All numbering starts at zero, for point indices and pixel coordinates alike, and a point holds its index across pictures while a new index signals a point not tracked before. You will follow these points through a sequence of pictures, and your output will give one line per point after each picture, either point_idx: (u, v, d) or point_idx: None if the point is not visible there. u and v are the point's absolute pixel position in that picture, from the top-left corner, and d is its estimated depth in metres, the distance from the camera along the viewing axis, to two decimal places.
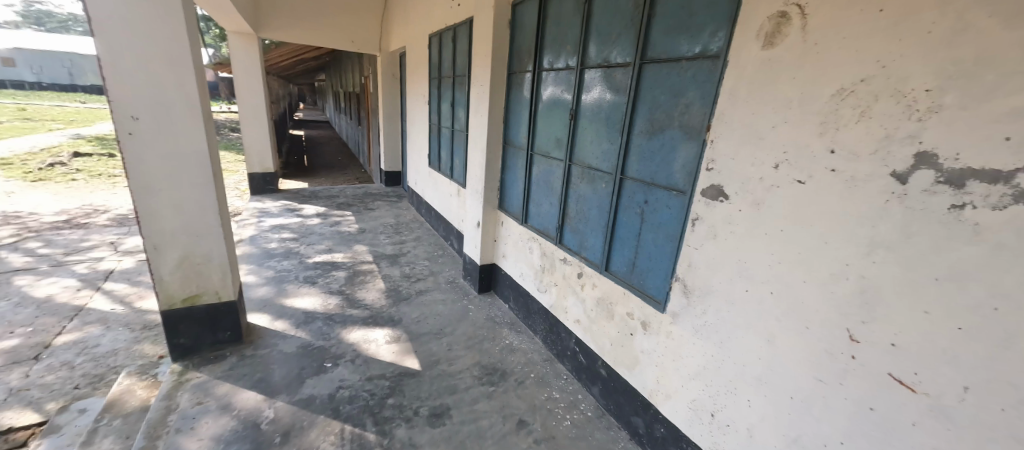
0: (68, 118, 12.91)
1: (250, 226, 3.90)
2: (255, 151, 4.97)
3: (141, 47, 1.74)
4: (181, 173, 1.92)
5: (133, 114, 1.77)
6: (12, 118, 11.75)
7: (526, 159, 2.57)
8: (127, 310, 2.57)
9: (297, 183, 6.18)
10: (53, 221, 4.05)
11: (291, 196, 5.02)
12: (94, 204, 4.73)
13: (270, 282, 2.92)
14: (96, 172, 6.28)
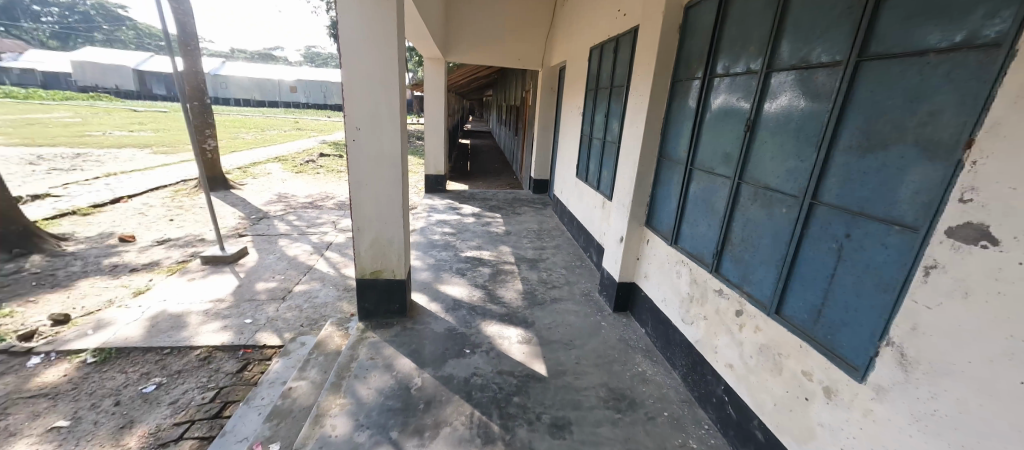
0: (320, 128, 17.89)
1: (422, 219, 4.65)
2: (433, 156, 5.89)
3: (367, 74, 2.24)
4: (381, 172, 2.40)
5: (357, 125, 2.30)
6: (292, 129, 16.96)
7: (683, 174, 2.33)
8: (336, 273, 3.35)
9: (459, 185, 7.10)
10: (304, 202, 5.64)
11: (455, 196, 5.78)
12: (327, 191, 6.40)
13: (432, 268, 3.40)
14: (331, 167, 8.45)
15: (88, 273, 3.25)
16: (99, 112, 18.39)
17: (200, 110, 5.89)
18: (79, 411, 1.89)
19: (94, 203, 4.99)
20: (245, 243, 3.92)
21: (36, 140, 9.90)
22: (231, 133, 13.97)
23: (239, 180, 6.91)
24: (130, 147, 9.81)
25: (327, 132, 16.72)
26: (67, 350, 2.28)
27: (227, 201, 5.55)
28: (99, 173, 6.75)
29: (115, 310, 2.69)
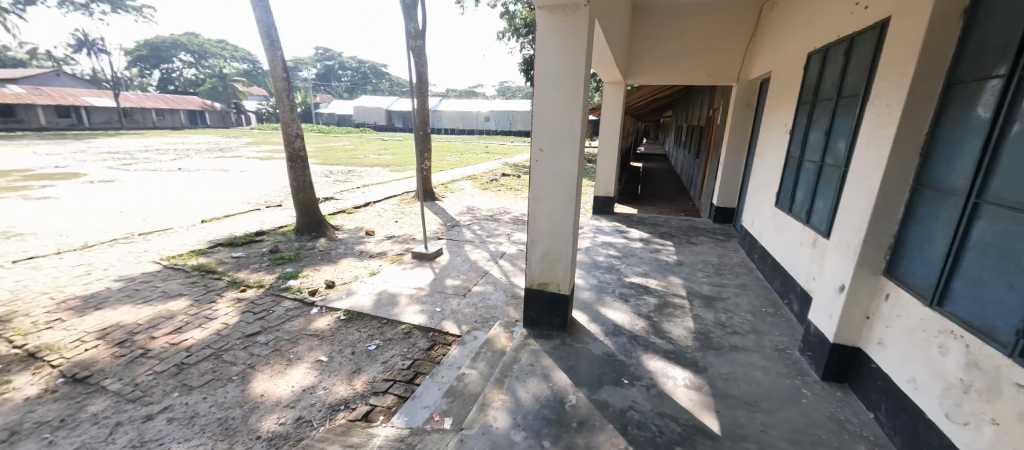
0: (503, 151, 20.53)
1: (587, 239, 4.74)
2: (603, 178, 5.97)
3: (554, 98, 2.43)
4: (557, 190, 2.54)
5: (541, 147, 2.52)
6: (483, 152, 20.01)
7: (964, 210, 1.53)
8: (507, 280, 3.68)
9: (627, 209, 6.95)
10: (486, 214, 6.51)
11: (623, 219, 5.70)
12: (504, 206, 7.21)
13: (594, 289, 3.39)
14: (510, 185, 9.50)
15: (347, 254, 4.54)
16: (365, 141, 26.06)
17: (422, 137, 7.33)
18: (333, 352, 2.60)
19: (355, 205, 6.99)
20: (441, 244, 4.75)
21: (332, 160, 14.69)
22: (439, 156, 17.49)
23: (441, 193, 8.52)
24: (379, 165, 13.45)
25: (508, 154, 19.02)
26: (331, 306, 3.19)
27: (432, 210, 6.91)
28: (361, 184, 9.46)
29: (358, 284, 3.64)
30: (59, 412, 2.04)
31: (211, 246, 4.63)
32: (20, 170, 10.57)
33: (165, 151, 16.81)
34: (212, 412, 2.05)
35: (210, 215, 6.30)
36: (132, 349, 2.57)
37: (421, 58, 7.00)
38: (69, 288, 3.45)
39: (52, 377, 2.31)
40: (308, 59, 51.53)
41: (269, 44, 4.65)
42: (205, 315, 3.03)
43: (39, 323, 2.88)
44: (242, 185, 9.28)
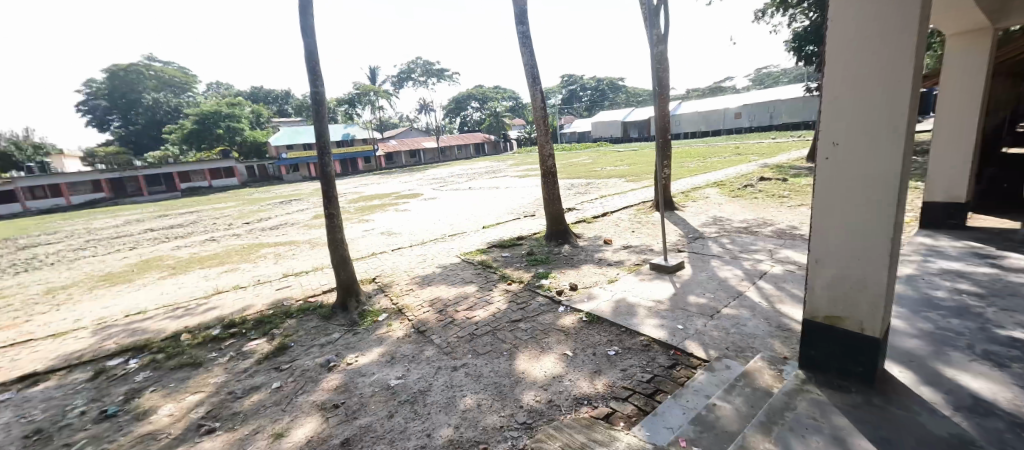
0: (759, 151, 17.27)
1: (912, 265, 3.38)
2: (942, 178, 4.14)
3: (857, 62, 1.66)
4: (861, 199, 1.74)
5: (832, 139, 1.79)
6: (733, 154, 17.52)
7: None
8: (771, 307, 3.00)
9: (999, 222, 4.47)
10: (739, 226, 5.64)
11: (989, 239, 3.76)
12: (763, 217, 6.01)
13: (927, 338, 2.30)
14: (770, 192, 7.84)
15: (587, 261, 4.92)
16: (601, 155, 27.93)
17: (662, 145, 7.02)
18: (577, 349, 2.81)
19: (594, 216, 7.53)
20: (683, 258, 4.42)
21: (574, 175, 16.40)
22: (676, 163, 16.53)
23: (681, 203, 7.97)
24: (615, 177, 14.01)
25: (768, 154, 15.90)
26: (575, 307, 3.51)
27: (669, 220, 6.57)
28: (599, 195, 10.09)
29: (598, 289, 3.86)
30: (413, 350, 3.11)
31: (489, 246, 6.03)
32: (401, 192, 17.17)
33: (467, 175, 23.46)
34: (491, 376, 2.61)
35: (488, 222, 8.25)
36: (446, 316, 3.63)
37: (662, 64, 6.78)
38: (418, 268, 5.27)
39: (410, 326, 3.55)
40: (556, 89, 60.27)
41: (533, 82, 5.65)
42: (487, 299, 3.95)
43: (406, 289, 4.51)
44: (508, 199, 11.68)
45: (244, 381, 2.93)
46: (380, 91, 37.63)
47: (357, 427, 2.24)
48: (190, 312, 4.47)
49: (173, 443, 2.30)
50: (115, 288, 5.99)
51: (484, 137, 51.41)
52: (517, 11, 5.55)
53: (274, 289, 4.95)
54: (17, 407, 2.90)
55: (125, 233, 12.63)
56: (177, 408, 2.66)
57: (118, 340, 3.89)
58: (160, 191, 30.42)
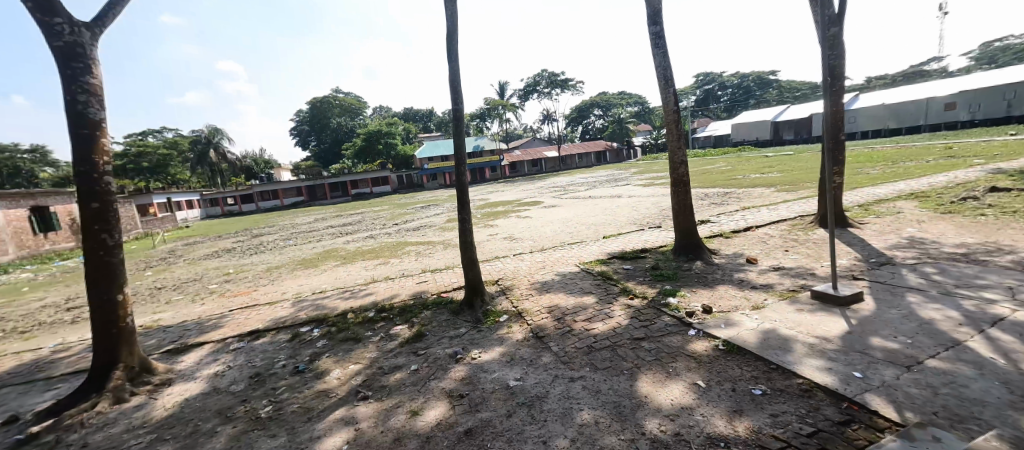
0: (993, 152, 12.75)
1: None
2: None
3: None
4: None
5: None
6: (945, 157, 13.34)
7: None
8: (1014, 366, 2.11)
9: None
10: (954, 252, 4.22)
11: None
12: (998, 241, 4.39)
13: None
14: (1010, 206, 5.71)
15: (724, 281, 4.34)
16: (742, 161, 24.60)
17: (831, 148, 5.81)
18: (711, 380, 2.46)
19: (734, 230, 6.63)
20: (861, 288, 3.53)
21: (708, 184, 14.79)
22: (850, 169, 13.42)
23: (857, 218, 6.41)
24: (761, 186, 12.13)
25: (1010, 156, 11.60)
26: (709, 332, 3.11)
27: (839, 240, 5.35)
28: (740, 207, 8.85)
29: (739, 316, 3.35)
30: (530, 354, 3.18)
31: (609, 257, 5.84)
32: (522, 200, 18.02)
33: (588, 184, 23.32)
34: (610, 394, 2.47)
35: (608, 232, 8.03)
36: (564, 325, 3.62)
37: (835, 49, 5.60)
38: (537, 274, 5.42)
39: (528, 330, 3.66)
40: (688, 90, 55.49)
41: (665, 84, 5.30)
42: (606, 312, 3.81)
43: (525, 293, 4.68)
44: (631, 208, 11.16)
45: (389, 359, 3.42)
46: (507, 105, 40.44)
47: (479, 420, 2.38)
48: (355, 295, 5.46)
49: (339, 402, 2.81)
50: (309, 270, 7.76)
51: (604, 144, 50.46)
52: (651, 11, 5.29)
53: (416, 283, 5.70)
54: (249, 353, 3.96)
55: (318, 228, 16.28)
56: (343, 373, 3.26)
57: (308, 311, 4.99)
58: (339, 196, 38.33)
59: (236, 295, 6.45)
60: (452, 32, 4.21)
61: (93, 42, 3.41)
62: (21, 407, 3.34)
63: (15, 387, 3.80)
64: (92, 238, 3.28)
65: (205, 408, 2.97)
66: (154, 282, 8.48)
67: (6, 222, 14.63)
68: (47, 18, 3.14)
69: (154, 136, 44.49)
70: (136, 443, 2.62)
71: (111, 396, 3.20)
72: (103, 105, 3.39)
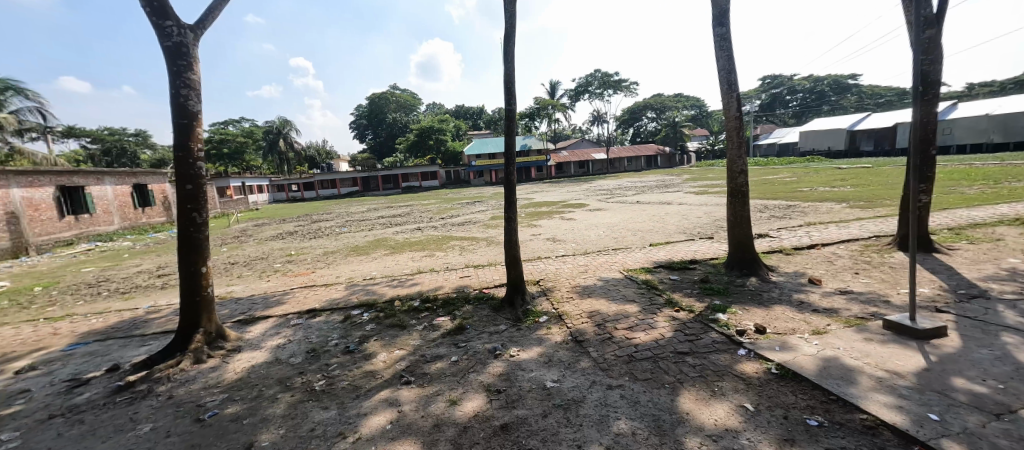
0: None
1: None
2: None
3: None
4: None
5: None
6: None
7: None
8: None
9: None
10: None
11: None
12: None
13: None
14: None
15: (782, 301, 4.07)
16: (810, 172, 22.70)
17: (919, 164, 5.26)
18: (760, 404, 2.33)
19: (795, 247, 6.17)
20: (946, 322, 3.17)
21: (769, 195, 13.81)
22: (942, 187, 11.94)
23: (946, 243, 5.72)
24: (831, 201, 11.15)
25: None
26: (761, 354, 2.95)
27: (922, 266, 4.81)
28: (804, 222, 8.21)
29: (797, 340, 3.13)
30: (568, 357, 3.19)
31: (655, 266, 5.67)
32: (567, 201, 17.88)
33: (636, 188, 22.64)
34: (649, 406, 2.42)
35: (655, 240, 7.79)
36: (604, 332, 3.59)
37: (930, 54, 5.03)
38: (579, 278, 5.39)
39: (567, 333, 3.66)
40: (752, 93, 52.07)
41: (728, 88, 5.04)
42: (649, 322, 3.72)
43: (566, 296, 4.67)
44: (681, 216, 10.72)
45: (431, 349, 3.57)
46: (557, 105, 40.17)
47: (515, 416, 2.43)
48: (402, 284, 5.73)
49: (384, 384, 2.98)
50: (361, 257, 8.27)
51: (654, 148, 48.71)
52: (717, 12, 5.04)
53: (459, 277, 5.88)
54: (306, 329, 4.30)
55: (370, 217, 17.18)
56: (389, 357, 3.46)
57: (359, 296, 5.31)
58: (390, 188, 40.23)
59: (297, 275, 7.02)
60: (511, 34, 4.28)
61: (195, 42, 3.83)
62: (122, 358, 3.87)
63: (117, 340, 4.41)
64: (184, 216, 3.72)
65: (268, 375, 3.28)
66: (229, 257, 9.43)
67: (115, 196, 16.88)
68: (160, 21, 3.58)
69: (233, 125, 49.16)
70: (211, 400, 2.95)
71: (192, 356, 3.63)
72: (199, 98, 3.81)
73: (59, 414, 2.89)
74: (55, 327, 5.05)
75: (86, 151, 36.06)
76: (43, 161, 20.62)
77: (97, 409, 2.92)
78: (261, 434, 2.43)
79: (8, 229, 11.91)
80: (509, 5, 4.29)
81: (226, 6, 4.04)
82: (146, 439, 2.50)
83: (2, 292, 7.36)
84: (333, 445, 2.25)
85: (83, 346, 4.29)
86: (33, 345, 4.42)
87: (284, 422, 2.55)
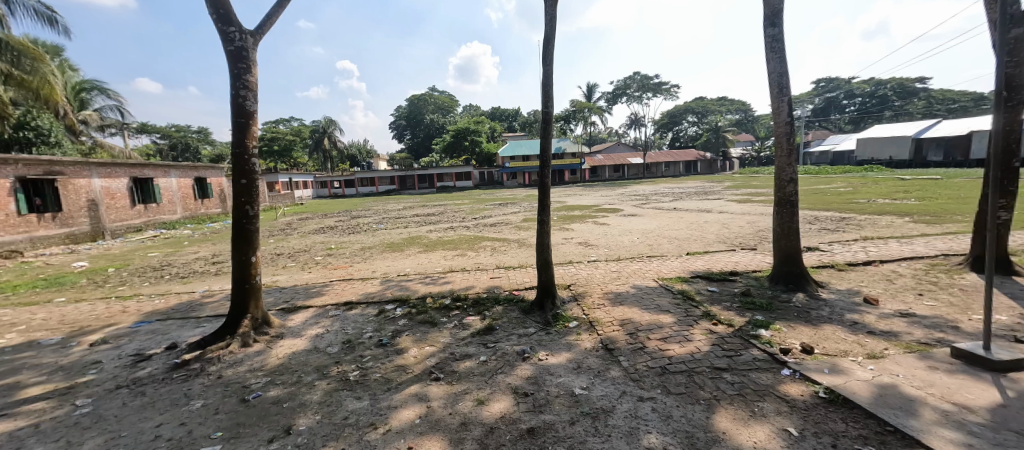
0: None
1: None
2: None
3: None
4: None
5: None
6: None
7: None
8: None
9: None
10: None
11: None
12: None
13: None
14: None
15: (833, 321, 3.78)
16: (869, 183, 21.03)
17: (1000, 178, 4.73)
18: (805, 429, 2.18)
19: (849, 262, 5.75)
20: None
21: (821, 206, 12.91)
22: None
23: None
24: (893, 214, 10.26)
25: None
26: (808, 376, 2.76)
27: (999, 291, 4.32)
28: (860, 236, 7.62)
29: (850, 363, 2.91)
30: (598, 365, 3.13)
31: (693, 276, 5.45)
32: (600, 205, 17.55)
33: (675, 195, 21.87)
34: (682, 422, 2.32)
35: (694, 249, 7.48)
36: (636, 341, 3.50)
37: (1016, 56, 4.53)
38: (611, 284, 5.29)
39: (598, 340, 3.60)
40: (804, 98, 49.11)
41: (778, 91, 4.77)
42: (684, 334, 3.58)
43: (598, 302, 4.60)
44: (722, 225, 10.24)
45: (460, 347, 3.61)
46: (593, 108, 39.68)
47: (542, 421, 2.41)
48: (434, 282, 5.85)
49: (414, 378, 3.06)
50: (396, 253, 8.55)
51: (694, 153, 47.00)
52: (768, 11, 4.79)
53: (490, 277, 5.91)
54: (343, 321, 4.48)
55: (405, 215, 17.63)
56: (419, 353, 3.54)
57: (393, 291, 5.48)
58: (426, 187, 41.41)
59: (336, 268, 7.34)
60: (552, 35, 4.28)
61: (255, 46, 4.10)
62: (179, 337, 4.21)
63: (176, 320, 4.81)
64: (239, 209, 4.00)
65: (307, 362, 3.45)
66: (276, 248, 10.01)
67: (178, 188, 18.40)
68: (225, 27, 3.87)
69: (284, 124, 52.35)
70: (255, 382, 3.14)
71: (240, 339, 3.89)
72: (256, 99, 4.08)
73: (124, 385, 3.18)
74: (125, 305, 5.57)
75: (156, 147, 39.59)
76: (120, 154, 22.86)
77: (156, 383, 3.19)
78: (298, 418, 2.56)
79: (89, 214, 13.40)
80: (551, 7, 4.28)
81: (282, 13, 4.28)
82: (197, 414, 2.69)
83: (83, 271, 8.20)
84: (364, 435, 2.32)
85: (147, 324, 4.71)
86: (106, 321, 4.90)
87: (319, 409, 2.66)
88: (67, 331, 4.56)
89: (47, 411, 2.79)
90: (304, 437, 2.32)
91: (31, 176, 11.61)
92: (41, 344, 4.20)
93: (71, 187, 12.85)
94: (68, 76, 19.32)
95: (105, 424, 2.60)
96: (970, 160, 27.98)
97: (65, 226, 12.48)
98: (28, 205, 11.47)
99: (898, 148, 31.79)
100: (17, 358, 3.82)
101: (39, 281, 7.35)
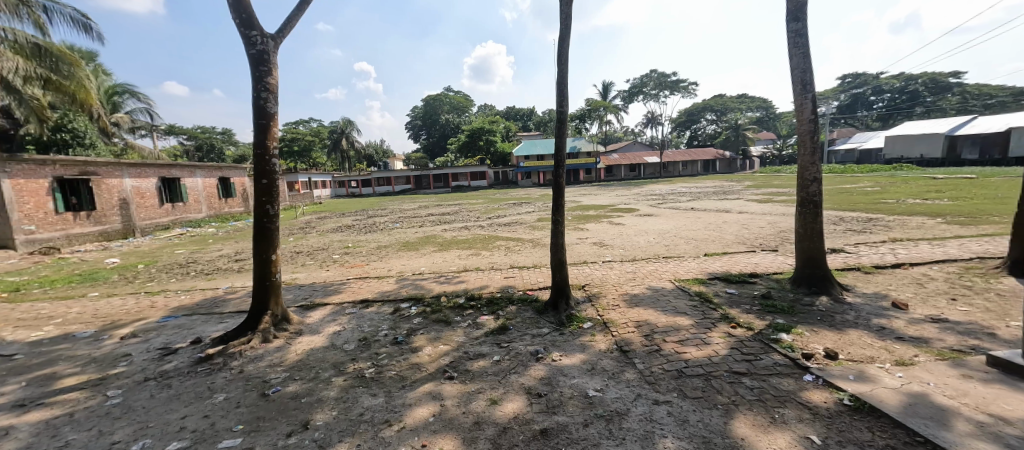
0: None
1: None
2: None
3: None
4: None
5: None
6: None
7: None
8: None
9: None
10: None
11: None
12: None
13: None
14: None
15: (858, 326, 3.65)
16: (899, 182, 20.07)
17: None
18: (828, 438, 2.11)
19: (876, 265, 5.53)
20: None
21: (845, 206, 12.45)
22: None
23: None
24: (924, 215, 9.84)
25: None
26: (833, 382, 2.67)
27: None
28: (888, 238, 7.32)
29: (877, 370, 2.80)
30: (613, 367, 3.10)
31: (711, 278, 5.33)
32: (615, 205, 17.47)
33: (693, 194, 21.47)
34: (698, 427, 2.28)
35: (712, 250, 7.33)
36: (652, 344, 3.44)
37: None
38: (626, 285, 5.23)
39: (612, 342, 3.56)
40: (829, 94, 47.57)
41: (801, 87, 4.63)
42: (702, 337, 3.51)
43: (612, 303, 4.55)
44: (741, 226, 9.99)
45: (474, 346, 3.63)
46: (609, 107, 39.25)
47: (555, 422, 2.40)
48: (448, 281, 5.90)
49: (428, 377, 3.08)
50: (412, 252, 8.67)
51: (713, 152, 45.98)
52: (792, 7, 4.64)
53: (504, 277, 5.93)
54: (359, 318, 4.56)
55: (421, 215, 17.85)
56: (433, 351, 3.57)
57: (408, 290, 5.54)
58: (441, 187, 41.80)
59: (353, 266, 7.46)
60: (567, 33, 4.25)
61: (276, 49, 4.20)
62: (203, 332, 4.36)
63: (201, 315, 4.98)
64: (260, 208, 4.11)
65: (324, 359, 3.53)
66: (296, 247, 10.25)
67: (203, 187, 19.06)
68: (247, 31, 3.97)
69: (304, 125, 53.67)
70: (275, 377, 3.23)
71: (261, 335, 4.00)
72: (277, 101, 4.18)
73: (152, 377, 3.31)
74: (153, 300, 5.82)
75: (183, 147, 41.10)
76: (150, 155, 23.78)
77: (182, 377, 3.30)
78: (316, 413, 2.62)
79: (120, 213, 14.03)
80: (566, 5, 4.25)
81: (302, 16, 4.38)
82: (220, 408, 2.78)
83: (115, 267, 8.60)
84: (378, 432, 2.35)
85: (174, 318, 4.89)
86: (136, 315, 5.12)
87: (336, 405, 2.72)
88: (99, 325, 4.78)
89: (81, 400, 2.93)
90: (321, 432, 2.37)
91: (67, 175, 12.20)
92: (76, 336, 4.41)
93: (104, 186, 13.44)
94: (101, 80, 20.19)
95: (134, 414, 2.71)
96: (1008, 157, 26.37)
97: (98, 224, 13.08)
98: (64, 204, 12.05)
99: (930, 145, 30.28)
100: (54, 349, 4.02)
101: (75, 276, 7.74)
